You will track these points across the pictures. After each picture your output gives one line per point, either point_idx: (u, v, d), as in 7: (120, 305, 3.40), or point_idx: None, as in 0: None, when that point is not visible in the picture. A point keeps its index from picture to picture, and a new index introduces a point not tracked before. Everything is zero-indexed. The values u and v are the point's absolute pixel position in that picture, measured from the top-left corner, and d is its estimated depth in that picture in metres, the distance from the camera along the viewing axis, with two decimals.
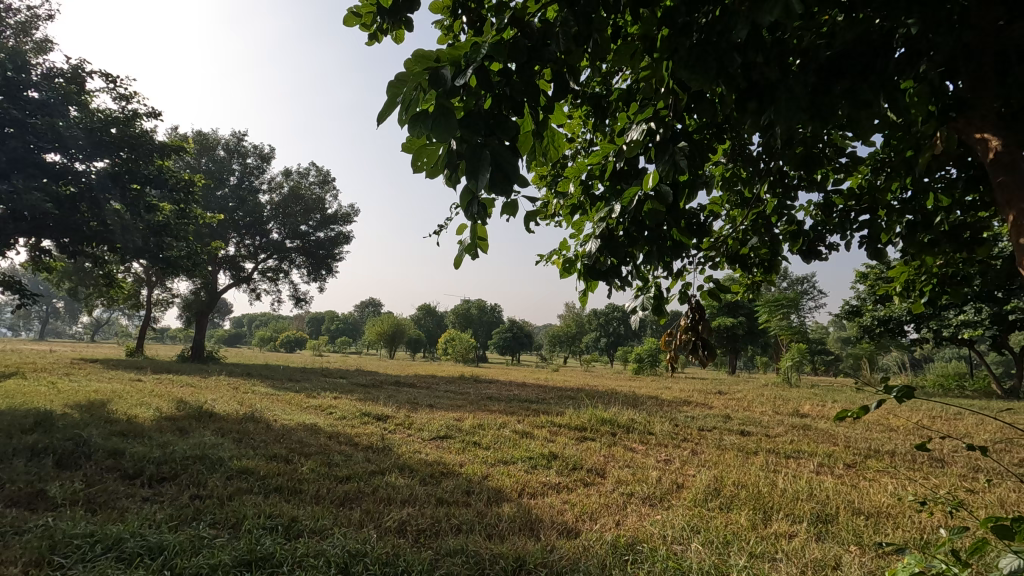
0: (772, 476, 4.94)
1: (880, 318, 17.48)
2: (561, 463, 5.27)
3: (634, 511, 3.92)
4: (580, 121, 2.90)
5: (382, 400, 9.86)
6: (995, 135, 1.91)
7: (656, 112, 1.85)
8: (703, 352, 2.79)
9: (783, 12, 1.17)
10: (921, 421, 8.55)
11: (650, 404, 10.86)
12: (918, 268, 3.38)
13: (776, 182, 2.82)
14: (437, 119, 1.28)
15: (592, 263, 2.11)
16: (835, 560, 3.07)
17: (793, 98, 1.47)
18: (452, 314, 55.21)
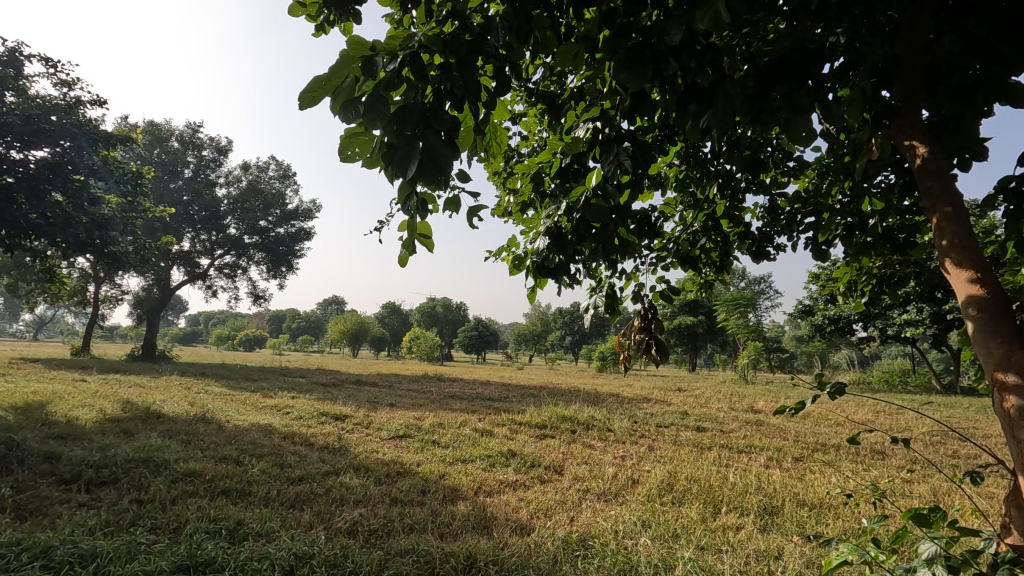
0: (724, 470, 5.09)
1: (831, 317, 18.21)
2: (519, 460, 5.29)
3: (589, 507, 3.97)
4: (535, 119, 2.91)
5: (341, 399, 9.71)
6: (922, 143, 1.98)
7: (604, 112, 1.89)
8: (656, 352, 2.83)
9: (713, 18, 1.20)
10: (866, 415, 8.94)
11: (610, 401, 11.00)
12: (858, 269, 3.53)
13: (723, 185, 2.89)
14: (372, 108, 1.30)
15: (540, 259, 2.15)
16: (777, 551, 3.18)
17: (729, 102, 1.48)
18: (418, 313, 54.73)
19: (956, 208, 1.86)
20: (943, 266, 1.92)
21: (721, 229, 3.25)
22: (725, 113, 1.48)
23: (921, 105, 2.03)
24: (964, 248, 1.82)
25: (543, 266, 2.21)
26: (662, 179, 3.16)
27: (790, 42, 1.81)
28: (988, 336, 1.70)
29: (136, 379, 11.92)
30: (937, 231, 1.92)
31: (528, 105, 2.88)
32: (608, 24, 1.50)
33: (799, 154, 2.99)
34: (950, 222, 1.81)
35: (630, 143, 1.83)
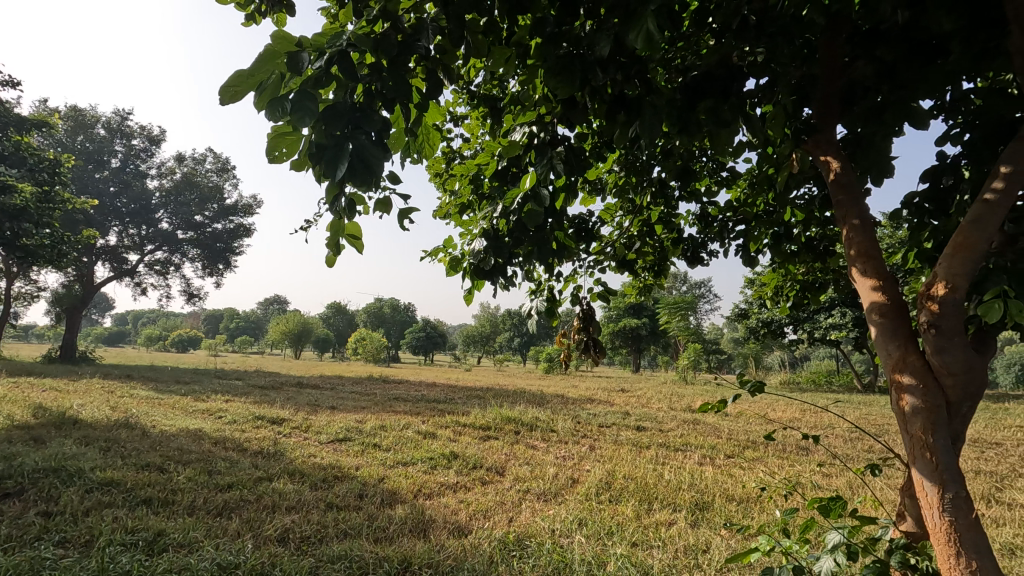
0: (660, 468, 5.26)
1: (764, 320, 19.15)
2: (461, 462, 5.27)
3: (528, 507, 4.01)
4: (477, 121, 2.91)
5: (279, 402, 9.37)
6: (835, 158, 2.12)
7: (539, 117, 1.92)
8: (595, 351, 2.90)
9: (646, 39, 1.23)
10: (793, 413, 9.44)
11: (555, 401, 11.14)
12: (785, 275, 3.75)
13: (657, 192, 3.00)
14: (298, 105, 1.26)
15: (476, 262, 2.15)
16: (705, 544, 3.32)
17: (657, 112, 1.54)
18: (365, 313, 53.63)
19: (863, 220, 2.01)
20: (851, 274, 2.07)
21: (656, 235, 3.36)
22: (652, 123, 1.56)
23: (835, 123, 2.16)
24: (869, 258, 1.97)
25: (480, 269, 2.23)
26: (602, 185, 3.26)
27: (716, 59, 1.91)
28: (887, 340, 1.84)
29: (51, 382, 11.07)
30: (846, 242, 2.07)
31: (470, 107, 2.90)
32: (538, 32, 1.50)
33: (731, 165, 3.13)
34: (860, 236, 1.96)
35: (563, 148, 1.88)
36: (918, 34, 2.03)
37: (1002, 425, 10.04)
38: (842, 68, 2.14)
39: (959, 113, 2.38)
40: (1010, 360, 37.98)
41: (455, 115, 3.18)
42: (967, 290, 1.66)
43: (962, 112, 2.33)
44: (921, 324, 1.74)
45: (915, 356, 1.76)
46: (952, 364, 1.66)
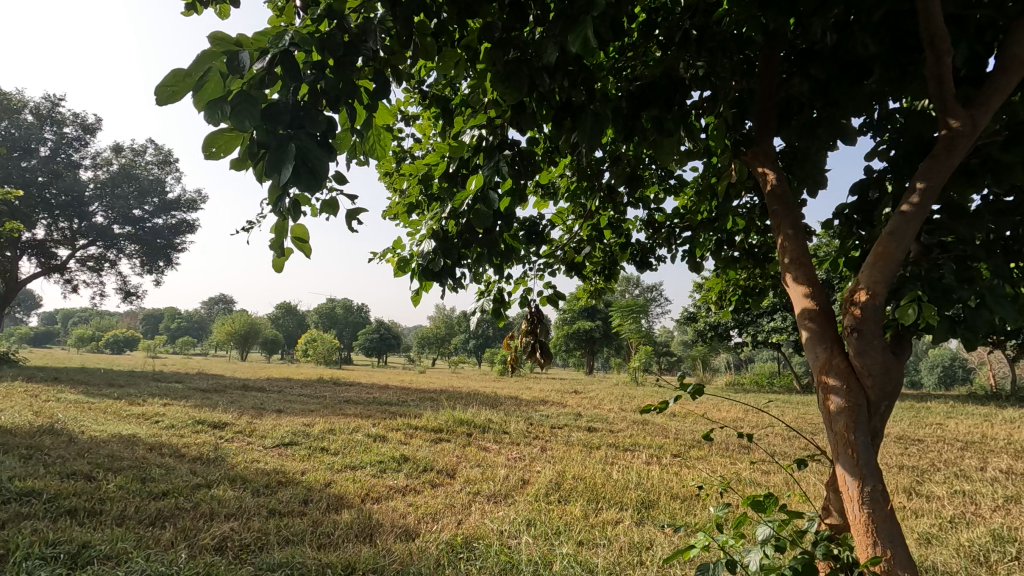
0: (608, 468, 5.36)
1: (711, 323, 19.84)
2: (411, 465, 5.22)
3: (478, 509, 4.01)
4: (430, 122, 2.89)
5: (221, 406, 9.00)
6: (772, 169, 2.24)
7: (489, 120, 1.91)
8: (541, 354, 2.95)
9: (583, 44, 1.27)
10: (737, 413, 9.82)
11: (508, 404, 11.16)
12: (728, 280, 3.90)
13: (605, 198, 3.07)
14: (238, 108, 1.23)
15: (425, 263, 2.15)
16: (648, 541, 3.41)
17: (601, 121, 1.59)
18: (316, 314, 52.30)
19: (795, 230, 2.14)
20: (784, 280, 2.19)
21: (604, 239, 3.43)
22: (594, 131, 1.59)
23: (772, 136, 2.27)
24: (800, 265, 2.08)
25: (427, 270, 2.21)
26: (554, 189, 3.31)
27: (659, 70, 1.97)
28: (815, 343, 1.95)
29: None
30: (781, 249, 2.19)
31: (422, 107, 2.89)
32: (486, 37, 1.52)
33: (677, 173, 3.24)
34: (794, 245, 2.08)
35: (512, 151, 1.88)
36: (844, 55, 2.17)
37: (923, 422, 10.75)
38: (777, 85, 2.26)
39: (884, 130, 2.54)
40: (933, 362, 40.73)
41: (407, 113, 3.14)
42: (885, 297, 1.79)
43: (888, 129, 2.49)
44: (844, 328, 1.86)
45: (840, 359, 1.87)
46: (871, 366, 1.79)
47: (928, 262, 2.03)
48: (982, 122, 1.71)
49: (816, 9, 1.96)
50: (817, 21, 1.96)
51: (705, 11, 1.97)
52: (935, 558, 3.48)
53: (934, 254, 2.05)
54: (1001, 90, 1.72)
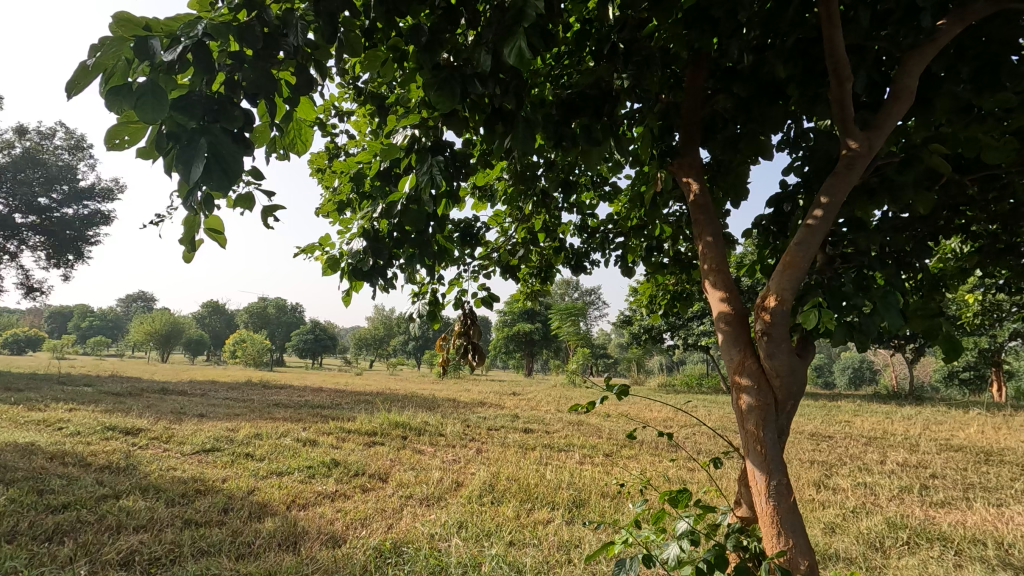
0: (542, 469, 5.42)
1: (646, 327, 20.52)
2: (342, 470, 5.08)
3: (409, 513, 3.96)
4: (365, 118, 2.84)
5: (136, 411, 8.42)
6: (695, 181, 2.35)
7: (423, 121, 1.87)
8: (473, 355, 2.96)
9: (517, 56, 1.29)
10: (668, 412, 10.20)
11: (446, 406, 11.09)
12: (658, 284, 4.07)
13: (539, 202, 3.13)
14: (143, 96, 1.18)
15: (355, 263, 2.15)
16: (577, 540, 3.49)
17: (530, 128, 1.64)
18: (246, 314, 49.94)
19: (715, 239, 2.25)
20: (704, 285, 2.31)
21: (539, 243, 3.50)
22: (524, 137, 1.64)
23: (697, 150, 2.38)
24: (719, 272, 2.20)
25: (358, 269, 2.20)
26: (492, 191, 3.35)
27: (591, 81, 2.02)
28: (731, 345, 2.07)
29: None
30: (702, 256, 2.30)
31: (358, 104, 2.83)
32: (414, 39, 1.50)
33: (611, 180, 3.33)
34: (713, 252, 2.19)
35: (449, 154, 1.83)
36: (760, 75, 2.30)
37: (834, 420, 11.58)
38: (701, 101, 2.38)
39: (800, 147, 2.71)
40: (844, 363, 43.93)
41: (341, 109, 3.07)
42: (792, 303, 1.92)
43: (802, 147, 2.66)
44: (757, 331, 1.98)
45: (751, 361, 1.99)
46: (779, 367, 1.91)
47: (832, 271, 2.19)
48: (877, 145, 1.87)
49: (733, 31, 2.08)
50: (734, 42, 2.08)
51: (632, 27, 2.04)
52: (838, 545, 3.75)
53: (837, 264, 2.22)
54: (895, 115, 1.87)
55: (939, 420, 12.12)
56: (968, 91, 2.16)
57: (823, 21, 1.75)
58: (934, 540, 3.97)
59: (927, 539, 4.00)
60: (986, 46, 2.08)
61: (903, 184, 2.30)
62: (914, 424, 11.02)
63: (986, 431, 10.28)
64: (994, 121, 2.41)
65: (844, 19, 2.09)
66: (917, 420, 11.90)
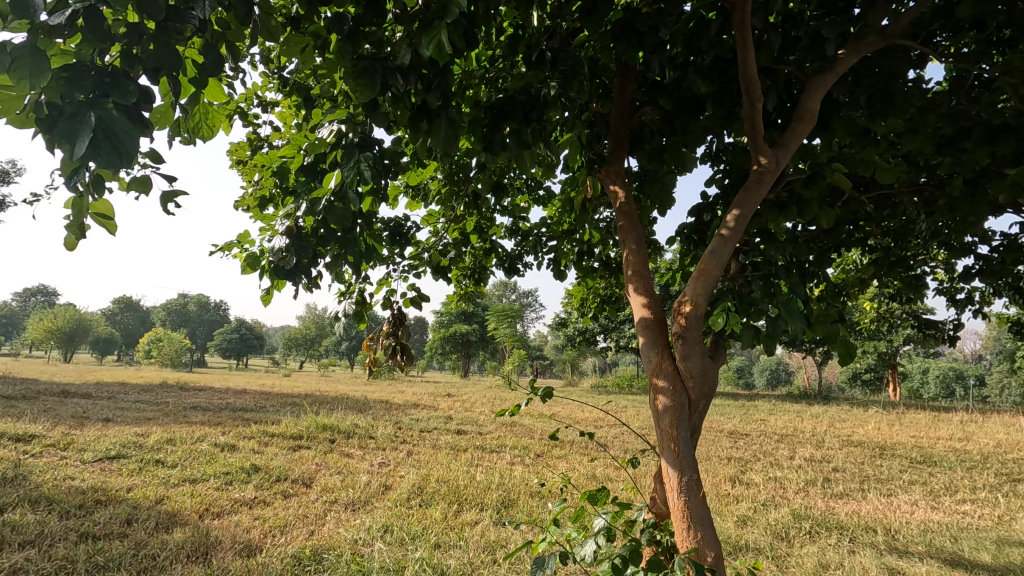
0: (472, 470, 5.42)
1: (580, 329, 20.98)
2: (262, 475, 4.86)
3: (333, 518, 3.84)
4: (290, 110, 2.75)
5: (30, 416, 7.68)
6: (620, 188, 2.44)
7: (349, 116, 1.80)
8: (403, 356, 2.92)
9: (436, 48, 1.30)
10: (598, 412, 10.48)
11: (377, 408, 10.86)
12: (589, 288, 4.19)
13: (471, 203, 3.13)
14: (20, 60, 1.09)
15: (276, 261, 2.00)
16: (504, 540, 3.52)
17: (453, 128, 1.65)
18: (164, 311, 46.81)
19: (637, 245, 2.35)
20: (627, 290, 2.39)
21: (471, 244, 3.51)
22: (448, 137, 1.65)
23: (623, 158, 2.47)
24: (640, 277, 2.29)
25: (279, 268, 2.05)
26: (425, 191, 3.33)
27: (520, 86, 2.05)
28: (649, 348, 2.15)
29: None
30: (626, 262, 2.39)
31: (283, 94, 2.74)
32: (336, 27, 1.48)
33: (544, 185, 3.40)
34: (636, 257, 2.27)
35: (375, 151, 1.78)
36: (682, 90, 2.41)
37: (750, 418, 12.32)
38: (627, 111, 2.47)
39: (720, 161, 2.86)
40: (763, 366, 46.75)
41: (264, 99, 2.95)
42: (705, 308, 2.03)
43: (722, 160, 2.82)
44: (672, 334, 2.07)
45: (668, 364, 2.08)
46: (693, 369, 2.02)
47: (742, 279, 2.32)
48: (783, 161, 2.01)
49: (657, 46, 2.16)
50: (657, 57, 2.16)
51: (561, 36, 2.08)
52: (748, 536, 3.99)
53: (748, 272, 2.36)
54: (800, 133, 2.01)
55: (842, 418, 13.13)
56: (864, 116, 2.36)
57: (738, 41, 1.86)
58: (832, 528, 4.31)
59: (826, 528, 4.33)
60: (879, 75, 2.29)
61: (808, 199, 2.48)
62: (820, 422, 11.89)
63: (881, 427, 11.27)
64: (887, 145, 2.64)
65: (757, 42, 2.22)
66: (823, 418, 12.86)
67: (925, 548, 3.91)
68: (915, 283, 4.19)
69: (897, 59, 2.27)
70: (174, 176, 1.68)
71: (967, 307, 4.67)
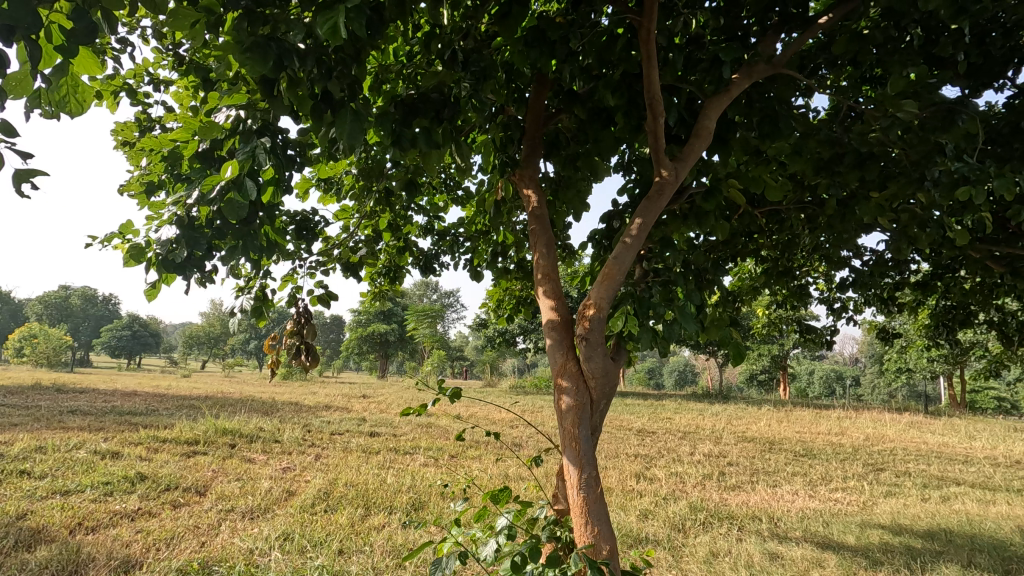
0: (382, 473, 5.30)
1: (501, 330, 21.11)
2: (149, 484, 4.48)
3: (228, 528, 3.62)
4: (188, 91, 2.56)
5: None
6: (534, 192, 2.48)
7: (249, 102, 1.70)
8: (306, 356, 2.80)
9: (331, 28, 1.29)
10: (515, 413, 10.60)
11: (285, 410, 10.35)
12: (505, 289, 4.23)
13: (383, 200, 3.07)
14: None
15: (162, 253, 1.84)
16: (411, 543, 3.48)
17: (358, 120, 1.60)
18: (41, 304, 42.00)
19: (547, 249, 2.40)
20: (537, 292, 2.44)
21: (385, 241, 3.44)
22: (353, 130, 1.60)
23: (537, 163, 2.51)
24: (550, 280, 2.35)
25: (166, 261, 1.90)
26: (338, 184, 3.23)
27: (433, 83, 2.02)
28: (555, 350, 2.21)
29: None
30: (536, 265, 2.43)
31: (181, 74, 2.55)
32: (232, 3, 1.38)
33: (461, 185, 3.40)
34: (547, 261, 2.31)
35: (275, 139, 1.69)
36: (594, 101, 2.49)
37: (658, 417, 12.98)
38: (542, 119, 2.52)
39: (631, 172, 2.99)
40: (672, 367, 49.39)
41: (156, 77, 2.73)
42: (608, 312, 2.11)
43: (632, 171, 2.95)
44: (577, 336, 2.13)
45: (572, 365, 2.14)
46: (595, 369, 2.09)
47: (644, 284, 2.45)
48: (682, 174, 2.13)
49: (569, 56, 2.22)
50: (568, 67, 2.22)
51: (475, 38, 2.09)
52: (648, 529, 4.20)
53: (649, 278, 2.48)
54: (697, 149, 2.15)
55: (739, 416, 14.15)
56: (755, 138, 2.55)
57: (642, 57, 1.95)
58: (723, 518, 4.63)
59: (718, 518, 4.65)
60: (769, 101, 2.49)
61: (706, 211, 2.64)
62: (720, 420, 12.74)
63: (771, 424, 12.26)
64: (776, 166, 2.87)
65: (663, 60, 2.35)
66: (722, 416, 13.79)
67: (801, 534, 4.30)
68: (799, 292, 4.60)
69: (785, 87, 2.47)
70: (33, 152, 1.50)
71: (842, 315, 5.19)
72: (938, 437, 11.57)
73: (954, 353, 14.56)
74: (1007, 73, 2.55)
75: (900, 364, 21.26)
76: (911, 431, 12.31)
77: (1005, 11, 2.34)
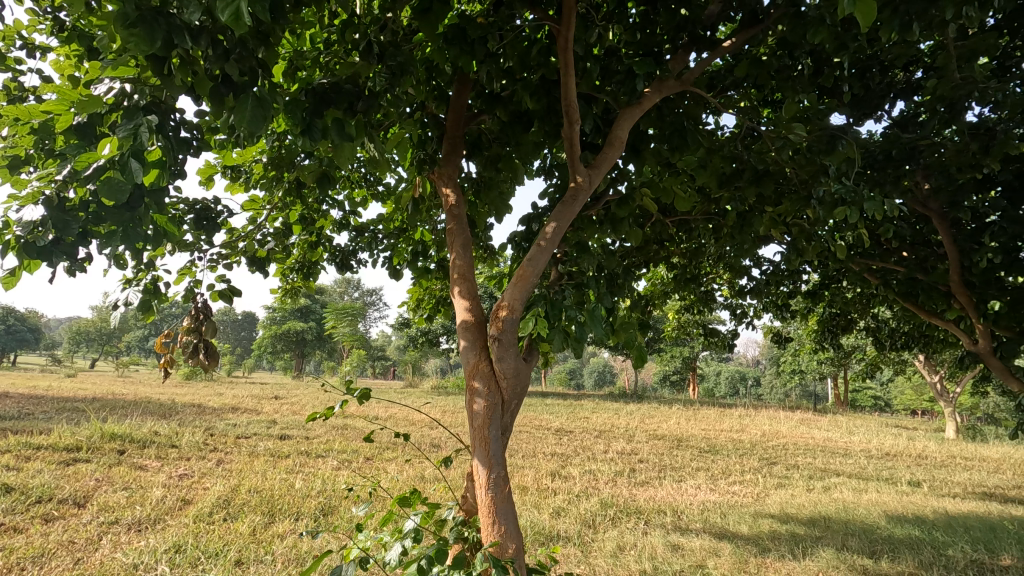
0: (290, 478, 5.06)
1: (424, 330, 20.84)
2: (17, 497, 4.00)
3: (109, 542, 3.31)
4: (70, 60, 2.33)
5: None
6: (452, 191, 2.46)
7: (137, 76, 1.57)
8: (205, 356, 2.62)
9: (233, 15, 1.19)
10: (434, 414, 10.49)
11: (186, 413, 9.63)
12: (426, 289, 4.18)
13: (291, 191, 2.93)
14: None
15: (24, 236, 1.65)
16: (316, 550, 3.35)
17: (260, 107, 1.50)
18: None
19: (464, 249, 2.39)
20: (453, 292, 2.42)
21: (296, 235, 3.29)
22: (254, 117, 1.50)
23: (456, 163, 2.49)
24: (465, 280, 2.34)
25: (31, 244, 1.70)
26: (246, 173, 3.05)
27: (348, 74, 1.94)
28: (468, 350, 2.20)
29: None
30: (452, 265, 2.41)
31: (62, 40, 2.31)
32: None
33: (379, 180, 3.31)
34: (462, 260, 2.30)
35: (166, 118, 1.56)
36: (514, 104, 2.50)
37: (576, 416, 13.34)
38: (463, 119, 2.50)
39: (551, 177, 3.04)
40: (592, 368, 50.97)
41: (32, 42, 2.46)
42: (520, 313, 2.14)
43: (552, 176, 3.00)
44: (490, 337, 2.14)
45: (484, 365, 2.14)
46: (507, 370, 2.11)
47: (557, 286, 2.50)
48: (594, 180, 2.20)
49: (489, 57, 2.22)
50: (488, 68, 2.22)
51: (392, 31, 2.03)
52: (560, 525, 4.30)
53: (563, 281, 2.54)
54: (610, 158, 2.22)
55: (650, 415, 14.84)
56: (666, 150, 2.67)
57: (560, 65, 1.98)
58: (631, 513, 4.83)
59: (626, 513, 4.84)
60: (679, 116, 2.62)
61: (619, 218, 2.73)
62: (633, 418, 13.31)
63: (679, 422, 12.97)
64: (684, 178, 3.02)
65: (580, 70, 2.40)
66: (635, 415, 14.38)
67: (701, 525, 4.57)
68: (705, 298, 4.87)
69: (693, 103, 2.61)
70: None
71: (743, 320, 5.58)
72: (823, 432, 12.73)
73: (838, 356, 16.09)
74: (883, 105, 2.84)
75: (794, 366, 23.18)
76: (800, 427, 13.45)
77: (881, 50, 2.61)
